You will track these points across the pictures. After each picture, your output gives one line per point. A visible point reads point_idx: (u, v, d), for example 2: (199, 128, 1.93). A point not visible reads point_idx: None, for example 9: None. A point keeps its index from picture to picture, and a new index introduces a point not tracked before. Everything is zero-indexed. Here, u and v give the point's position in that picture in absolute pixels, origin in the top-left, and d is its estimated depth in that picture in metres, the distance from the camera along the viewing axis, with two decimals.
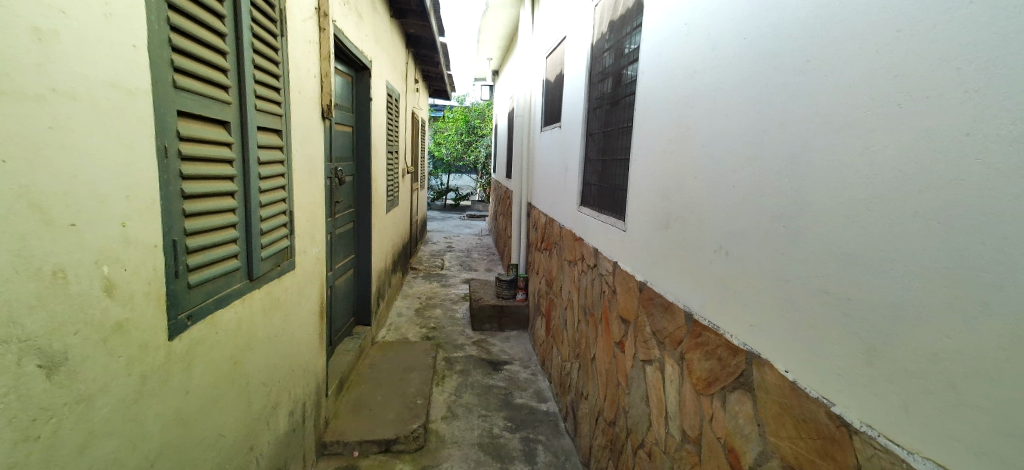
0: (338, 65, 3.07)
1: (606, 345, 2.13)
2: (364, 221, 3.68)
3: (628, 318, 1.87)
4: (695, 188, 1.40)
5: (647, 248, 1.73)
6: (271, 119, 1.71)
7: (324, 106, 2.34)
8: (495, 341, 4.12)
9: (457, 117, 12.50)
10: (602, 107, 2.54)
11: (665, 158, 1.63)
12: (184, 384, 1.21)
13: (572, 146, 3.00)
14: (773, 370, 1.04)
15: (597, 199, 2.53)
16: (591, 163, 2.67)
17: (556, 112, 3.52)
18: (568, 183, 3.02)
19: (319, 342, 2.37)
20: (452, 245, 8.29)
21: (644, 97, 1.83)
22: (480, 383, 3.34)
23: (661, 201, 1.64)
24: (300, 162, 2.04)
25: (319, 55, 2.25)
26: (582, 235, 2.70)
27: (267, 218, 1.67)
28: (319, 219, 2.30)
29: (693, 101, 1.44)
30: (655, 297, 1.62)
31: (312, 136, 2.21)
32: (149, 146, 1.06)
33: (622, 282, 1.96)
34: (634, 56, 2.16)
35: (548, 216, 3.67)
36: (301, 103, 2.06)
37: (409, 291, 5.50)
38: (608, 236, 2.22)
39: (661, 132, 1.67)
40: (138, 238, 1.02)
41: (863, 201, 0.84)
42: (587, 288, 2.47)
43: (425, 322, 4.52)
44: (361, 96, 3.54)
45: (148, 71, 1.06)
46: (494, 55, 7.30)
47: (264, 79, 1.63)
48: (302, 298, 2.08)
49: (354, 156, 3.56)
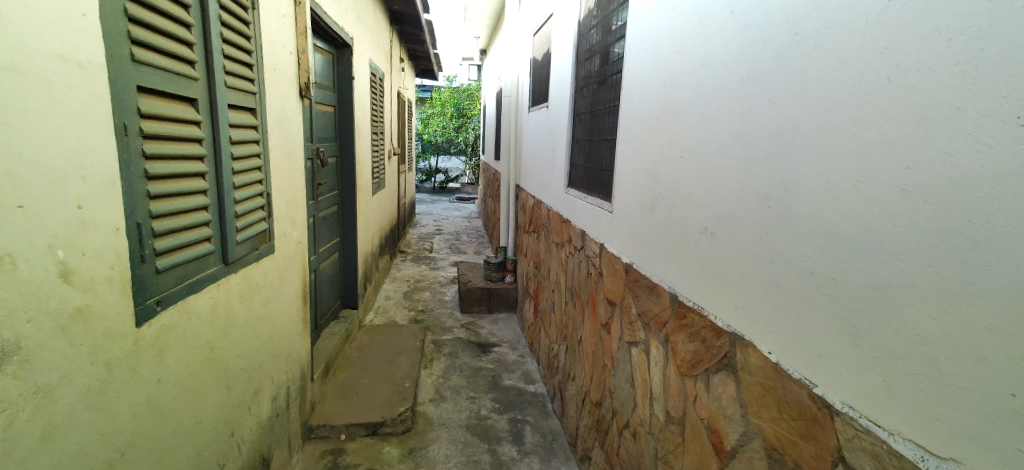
0: (317, 42, 2.98)
1: (593, 328, 2.12)
2: (349, 204, 3.62)
3: (615, 299, 1.85)
4: (682, 168, 1.37)
5: (633, 230, 1.71)
6: (244, 97, 1.64)
7: (302, 86, 2.27)
8: (484, 323, 4.11)
9: (445, 99, 12.32)
10: (590, 86, 2.48)
11: (651, 138, 1.59)
12: (156, 371, 1.17)
13: (559, 127, 2.95)
14: (756, 350, 1.03)
15: (584, 180, 2.50)
16: (579, 144, 2.62)
17: (543, 92, 3.45)
18: (556, 165, 2.98)
19: (303, 327, 2.33)
20: (441, 228, 8.24)
21: (631, 75, 1.78)
22: (469, 366, 3.34)
23: (647, 182, 1.61)
24: (277, 142, 1.98)
25: (295, 30, 2.17)
26: (568, 218, 2.67)
27: (241, 200, 1.62)
28: (299, 201, 2.25)
29: (680, 79, 1.40)
30: (641, 279, 1.61)
31: (290, 116, 2.14)
32: (105, 124, 1.00)
33: (609, 263, 1.94)
34: (622, 33, 2.11)
35: (535, 198, 3.63)
36: (277, 82, 1.99)
37: (398, 274, 5.47)
38: (594, 218, 2.19)
39: (647, 111, 1.63)
40: (97, 221, 0.97)
41: (851, 178, 0.82)
42: (575, 270, 2.46)
43: (414, 305, 4.50)
44: (343, 76, 3.45)
45: (101, 43, 1.00)
46: (481, 34, 7.15)
47: (234, 54, 1.56)
48: (283, 283, 2.04)
49: (337, 138, 3.49)
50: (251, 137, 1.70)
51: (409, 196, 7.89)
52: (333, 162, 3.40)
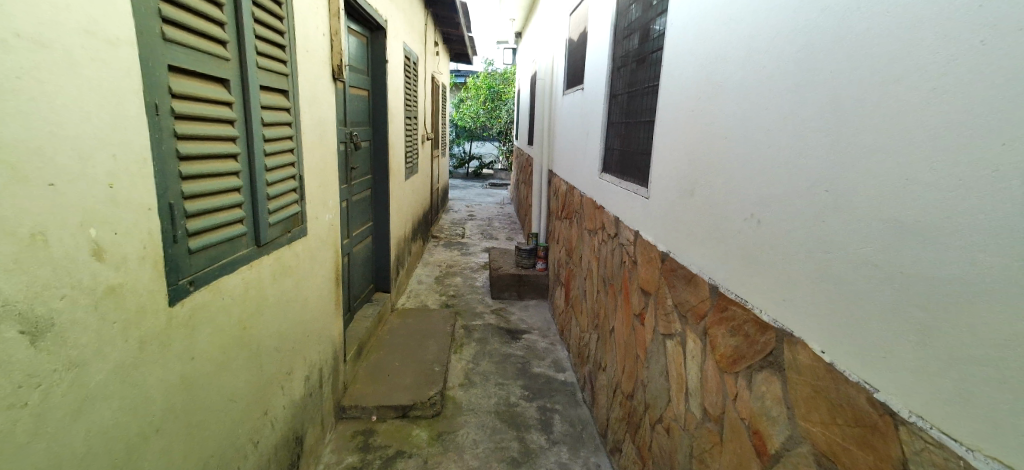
0: (351, 25, 2.98)
1: (625, 318, 2.06)
2: (382, 188, 3.63)
3: (649, 289, 1.78)
4: (725, 150, 1.28)
5: (670, 216, 1.63)
6: (276, 79, 1.64)
7: (335, 68, 2.26)
8: (515, 310, 4.09)
9: (480, 84, 12.25)
10: (628, 66, 2.38)
11: (691, 120, 1.51)
12: (189, 349, 1.18)
13: (594, 109, 2.85)
14: (806, 348, 0.95)
15: (619, 164, 2.41)
16: (615, 127, 2.53)
17: (578, 74, 3.35)
18: (590, 149, 2.90)
19: (336, 310, 2.36)
20: (474, 214, 8.24)
21: (672, 53, 1.68)
22: (499, 352, 3.33)
23: (686, 167, 1.52)
24: (309, 124, 1.98)
25: (329, 12, 2.16)
26: (602, 204, 2.60)
27: (274, 182, 1.62)
28: (331, 184, 2.25)
29: (726, 54, 1.31)
30: (678, 269, 1.53)
31: (323, 99, 2.14)
32: (136, 103, 1.00)
33: (643, 252, 1.87)
34: (663, 9, 2.00)
35: (568, 183, 3.55)
36: (309, 63, 1.99)
37: (430, 259, 5.50)
38: (628, 203, 2.11)
39: (688, 91, 1.54)
40: (128, 199, 0.98)
41: (925, 160, 0.73)
42: (607, 258, 2.39)
43: (445, 290, 4.52)
44: (376, 59, 3.44)
45: (131, 20, 1.00)
46: (517, 17, 7.03)
47: (266, 34, 1.55)
48: (316, 266, 2.06)
49: (370, 122, 3.50)
50: (284, 119, 1.70)
51: (442, 182, 7.92)
52: (367, 146, 3.42)
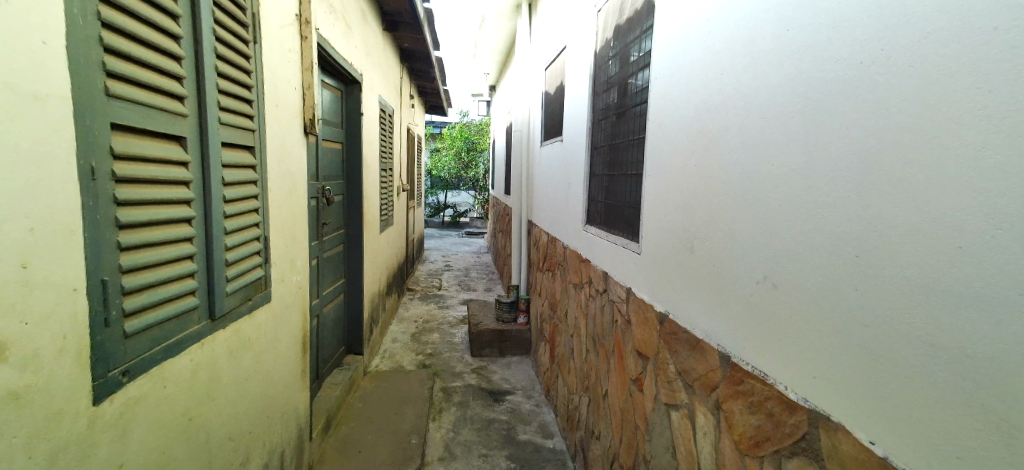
0: (325, 78, 2.91)
1: (620, 382, 1.91)
2: (355, 243, 3.46)
3: (647, 352, 1.65)
4: (724, 206, 1.20)
5: (666, 274, 1.52)
6: (241, 134, 1.52)
7: (305, 121, 2.15)
8: (496, 368, 3.89)
9: (455, 135, 12.37)
10: (609, 118, 2.34)
11: (683, 173, 1.43)
12: (118, 454, 0.99)
13: (575, 161, 2.80)
14: (848, 436, 0.82)
15: (604, 217, 2.33)
16: (598, 178, 2.46)
17: (557, 126, 3.33)
18: (572, 201, 2.82)
19: (302, 380, 2.14)
20: (450, 264, 8.08)
21: (657, 105, 1.63)
22: (481, 417, 3.10)
23: (681, 222, 1.43)
24: (275, 181, 1.84)
25: (301, 65, 2.07)
26: (587, 257, 2.50)
27: (234, 246, 1.47)
28: (300, 243, 2.09)
29: (718, 106, 1.24)
30: (679, 332, 1.41)
31: (292, 153, 2.01)
32: (66, 167, 0.86)
33: (637, 311, 1.75)
34: (644, 63, 1.98)
35: (549, 235, 3.47)
36: (278, 117, 1.87)
37: (406, 314, 5.27)
38: (618, 257, 2.01)
39: (677, 143, 1.47)
40: (48, 281, 0.82)
41: (977, 224, 0.63)
42: (597, 315, 2.26)
43: (422, 348, 4.29)
44: (351, 112, 3.37)
45: (66, 74, 0.87)
46: (491, 71, 7.16)
47: (231, 88, 1.44)
48: (279, 334, 1.86)
49: (343, 175, 3.37)
50: (248, 177, 1.56)
51: (417, 232, 7.77)
52: (339, 200, 3.27)
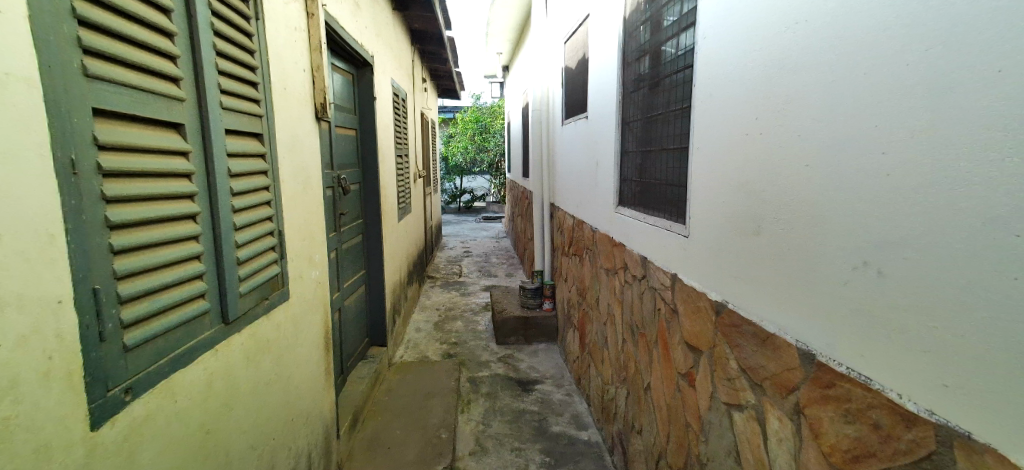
0: (335, 61, 2.75)
1: (666, 376, 1.76)
2: (374, 233, 3.35)
3: (698, 345, 1.50)
4: (800, 182, 1.02)
5: (722, 259, 1.36)
6: (247, 121, 1.38)
7: (317, 106, 2.01)
8: (523, 356, 3.77)
9: (468, 118, 12.18)
10: (643, 89, 2.15)
11: (741, 146, 1.25)
12: None
13: (602, 138, 2.62)
14: (999, 461, 0.67)
15: (640, 197, 2.16)
16: (631, 156, 2.28)
17: (580, 102, 3.14)
18: (600, 181, 2.64)
19: (326, 380, 2.04)
20: (469, 250, 7.97)
21: (706, 70, 1.44)
22: (510, 409, 2.99)
23: (740, 200, 1.26)
24: (287, 171, 1.71)
25: (308, 45, 1.92)
26: (620, 241, 2.34)
27: (246, 242, 1.34)
28: (317, 237, 1.97)
29: (789, 64, 1.06)
30: (743, 325, 1.26)
31: (304, 141, 1.87)
32: (37, 162, 0.73)
33: (684, 299, 1.60)
34: (682, 25, 1.79)
35: (575, 218, 3.30)
36: (287, 102, 1.73)
37: (428, 302, 5.18)
38: (659, 240, 1.84)
39: (733, 112, 1.29)
40: (22, 295, 0.70)
41: None
42: (634, 303, 2.11)
43: (446, 337, 4.19)
44: (363, 96, 3.22)
45: (31, 52, 0.73)
46: (505, 50, 6.94)
47: (233, 69, 1.30)
48: (300, 334, 1.75)
49: (358, 163, 3.24)
50: (258, 168, 1.43)
51: (435, 218, 7.66)
52: (356, 189, 3.15)
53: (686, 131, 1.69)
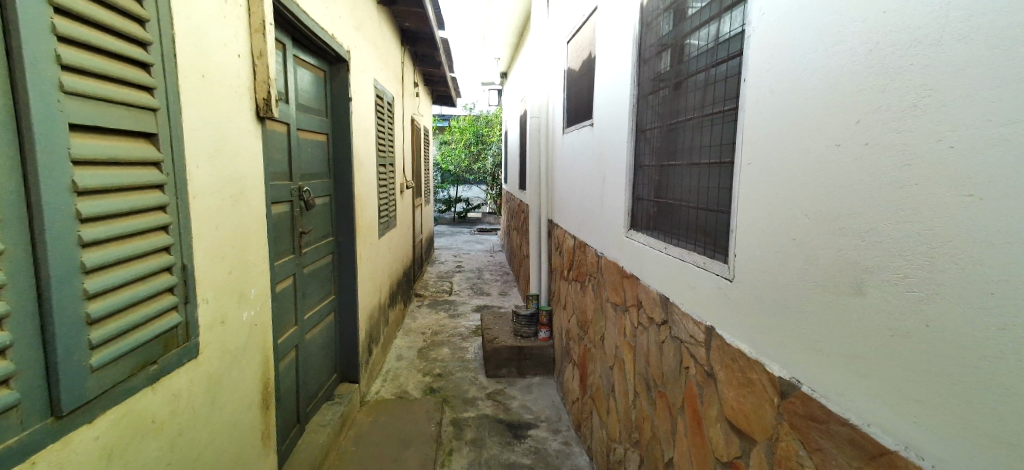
0: (299, 53, 2.37)
1: (696, 458, 1.35)
2: (346, 253, 2.94)
3: (750, 432, 1.10)
4: (965, 222, 0.63)
5: (788, 319, 0.95)
6: (117, 115, 0.98)
7: (258, 103, 1.61)
8: (515, 392, 3.35)
9: (465, 127, 11.84)
10: (664, 89, 1.76)
11: (828, 161, 0.85)
12: None
13: (610, 147, 2.23)
14: None
15: (662, 221, 1.76)
16: (650, 169, 1.88)
17: (584, 106, 2.75)
18: (608, 199, 2.25)
19: (261, 446, 1.62)
20: (461, 264, 7.56)
21: (764, 56, 1.05)
22: (499, 461, 2.57)
23: (824, 239, 0.86)
24: (207, 183, 1.31)
25: (248, 25, 1.54)
26: (631, 272, 1.94)
27: (106, 290, 0.95)
28: (253, 266, 1.57)
29: (928, 37, 0.67)
30: (829, 425, 0.86)
31: (236, 146, 1.47)
32: None
33: (726, 364, 1.19)
34: (722, 5, 1.40)
35: (577, 238, 2.90)
36: (212, 94, 1.34)
37: (412, 324, 4.76)
38: (685, 279, 1.44)
39: (811, 111, 0.88)
40: None
41: None
42: (651, 353, 1.70)
43: (429, 367, 3.77)
44: (337, 97, 2.83)
45: None
46: (503, 55, 6.58)
47: (89, 40, 0.90)
48: (217, 398, 1.34)
49: (329, 173, 2.84)
50: (137, 181, 1.03)
51: (426, 230, 7.25)
52: (324, 202, 2.74)
53: (730, 139, 1.29)
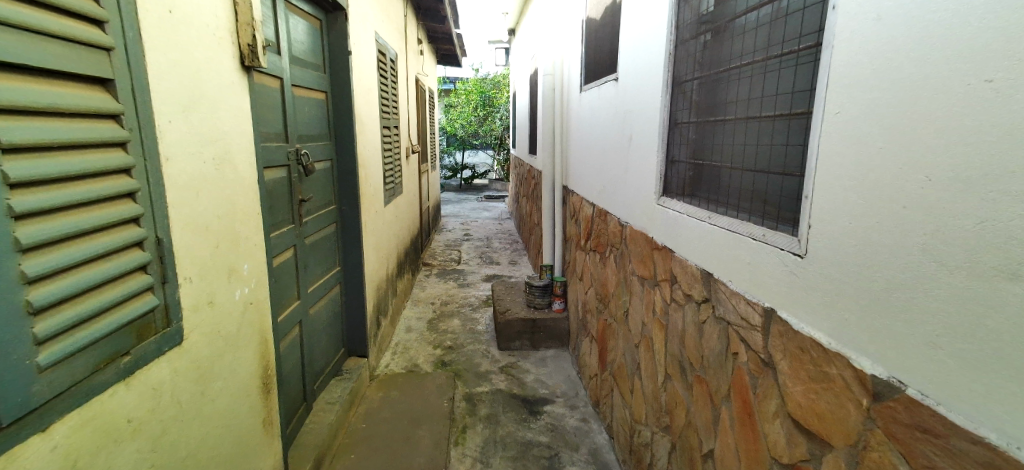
0: (291, 1, 2.14)
1: (745, 455, 1.20)
2: (350, 222, 2.77)
3: (824, 434, 0.94)
4: None
5: (895, 307, 0.78)
6: (50, 53, 0.80)
7: (242, 51, 1.41)
8: (529, 365, 3.24)
9: (471, 90, 11.47)
10: (708, 32, 1.53)
11: (972, 103, 0.65)
12: None
13: (638, 104, 2.01)
14: None
15: (704, 186, 1.56)
16: (688, 128, 1.66)
17: (607, 60, 2.50)
18: (635, 163, 2.04)
19: (263, 434, 1.50)
20: (470, 233, 7.40)
21: None
22: (514, 439, 2.46)
23: (959, 207, 0.67)
24: (184, 144, 1.13)
25: None
26: (664, 243, 1.75)
27: (51, 272, 0.78)
28: (244, 239, 1.41)
29: None
30: (950, 440, 0.70)
31: (216, 101, 1.28)
32: None
33: (793, 354, 1.02)
34: None
35: (596, 205, 2.71)
36: (183, 37, 1.14)
37: (421, 295, 4.64)
38: (736, 253, 1.25)
39: (946, 39, 0.69)
40: None
41: None
42: (688, 333, 1.54)
43: (440, 339, 3.66)
44: (335, 53, 2.61)
45: None
46: (511, 11, 6.23)
47: None
48: (209, 388, 1.20)
49: (330, 136, 2.64)
50: (81, 136, 0.85)
51: (433, 198, 7.06)
52: (325, 168, 2.56)
53: (807, 86, 1.07)
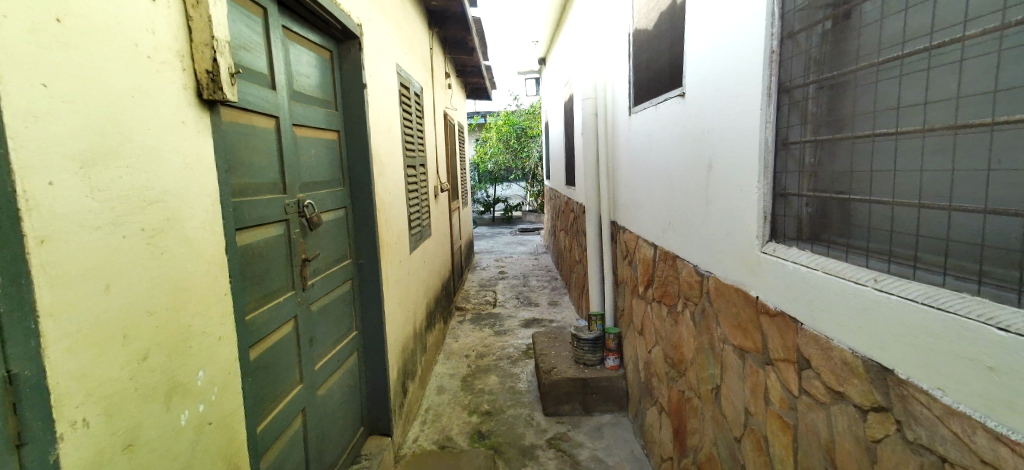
0: (291, 25, 1.80)
1: None
2: (369, 277, 2.38)
3: None
4: None
5: None
6: None
7: (199, 79, 1.04)
8: (583, 437, 2.72)
9: (502, 122, 11.23)
10: (832, 15, 1.09)
11: None
12: None
13: (723, 121, 1.54)
14: None
15: (852, 232, 1.07)
16: (806, 149, 1.20)
17: (670, 71, 2.05)
18: (722, 195, 1.57)
19: None
20: (505, 270, 6.95)
21: None
22: None
23: None
24: (83, 211, 0.75)
25: None
26: (779, 308, 1.26)
27: None
28: (199, 333, 1.00)
29: None
30: None
31: (154, 146, 0.91)
32: None
33: None
34: None
35: (660, 248, 2.22)
36: (88, 57, 0.78)
37: (455, 346, 4.19)
38: (949, 347, 0.77)
39: None
40: None
41: None
42: (843, 450, 1.04)
43: (476, 402, 3.18)
44: (347, 85, 2.27)
45: None
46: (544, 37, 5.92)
47: None
48: None
49: (344, 179, 2.28)
50: None
51: (465, 234, 6.68)
52: (337, 216, 2.19)
53: None
